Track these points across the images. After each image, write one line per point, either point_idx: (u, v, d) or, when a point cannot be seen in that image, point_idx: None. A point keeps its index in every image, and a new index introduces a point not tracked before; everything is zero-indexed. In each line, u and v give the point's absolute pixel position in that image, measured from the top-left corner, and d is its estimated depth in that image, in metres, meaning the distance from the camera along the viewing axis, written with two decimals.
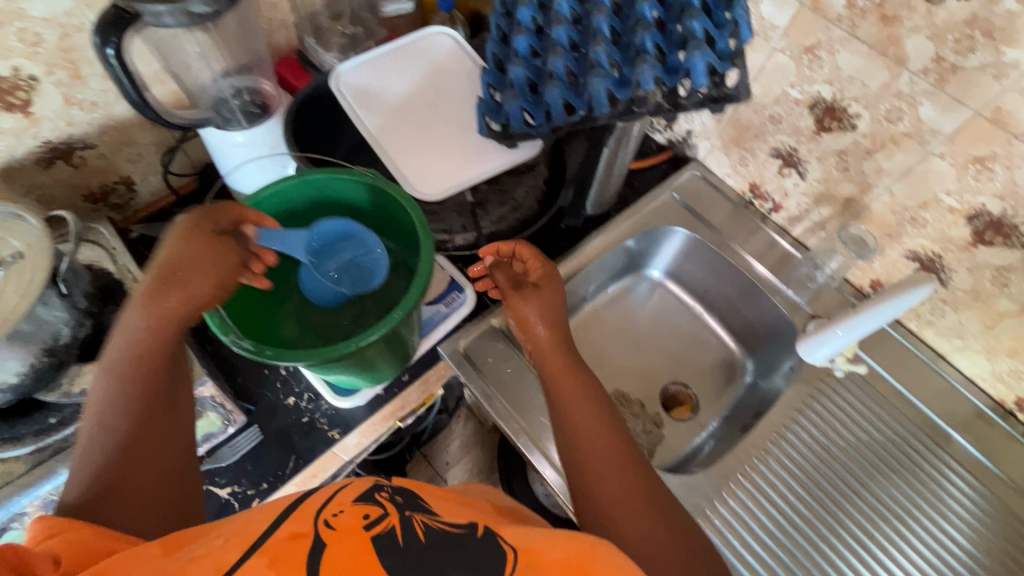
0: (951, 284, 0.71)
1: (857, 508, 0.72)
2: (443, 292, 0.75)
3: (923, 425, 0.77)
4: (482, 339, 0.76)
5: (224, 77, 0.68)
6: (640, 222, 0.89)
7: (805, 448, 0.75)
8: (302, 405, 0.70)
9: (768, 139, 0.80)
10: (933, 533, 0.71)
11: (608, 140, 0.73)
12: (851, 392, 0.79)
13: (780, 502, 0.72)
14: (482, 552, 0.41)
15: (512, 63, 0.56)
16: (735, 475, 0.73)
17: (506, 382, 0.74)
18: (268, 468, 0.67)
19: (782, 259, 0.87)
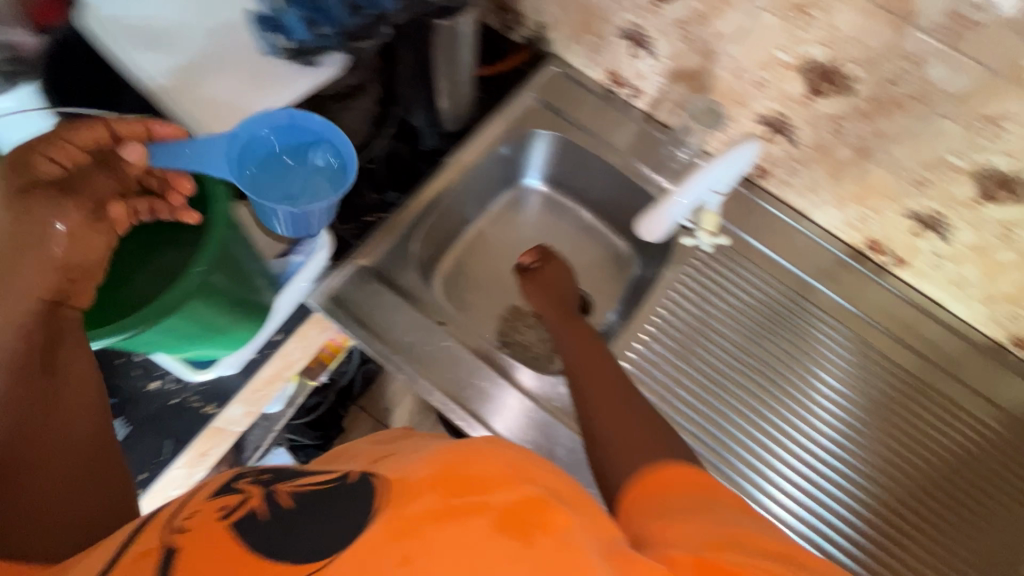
0: (797, 141, 0.80)
1: (727, 358, 0.85)
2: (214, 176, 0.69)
3: (782, 290, 0.88)
4: (350, 286, 0.78)
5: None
6: (512, 128, 0.91)
7: (683, 313, 0.87)
8: (168, 387, 0.66)
9: (614, 19, 0.81)
10: (792, 366, 0.85)
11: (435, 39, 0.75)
12: (712, 271, 0.89)
13: (665, 364, 0.85)
14: (354, 508, 0.37)
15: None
16: (628, 342, 0.85)
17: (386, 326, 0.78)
18: (142, 457, 0.63)
19: (648, 142, 0.92)
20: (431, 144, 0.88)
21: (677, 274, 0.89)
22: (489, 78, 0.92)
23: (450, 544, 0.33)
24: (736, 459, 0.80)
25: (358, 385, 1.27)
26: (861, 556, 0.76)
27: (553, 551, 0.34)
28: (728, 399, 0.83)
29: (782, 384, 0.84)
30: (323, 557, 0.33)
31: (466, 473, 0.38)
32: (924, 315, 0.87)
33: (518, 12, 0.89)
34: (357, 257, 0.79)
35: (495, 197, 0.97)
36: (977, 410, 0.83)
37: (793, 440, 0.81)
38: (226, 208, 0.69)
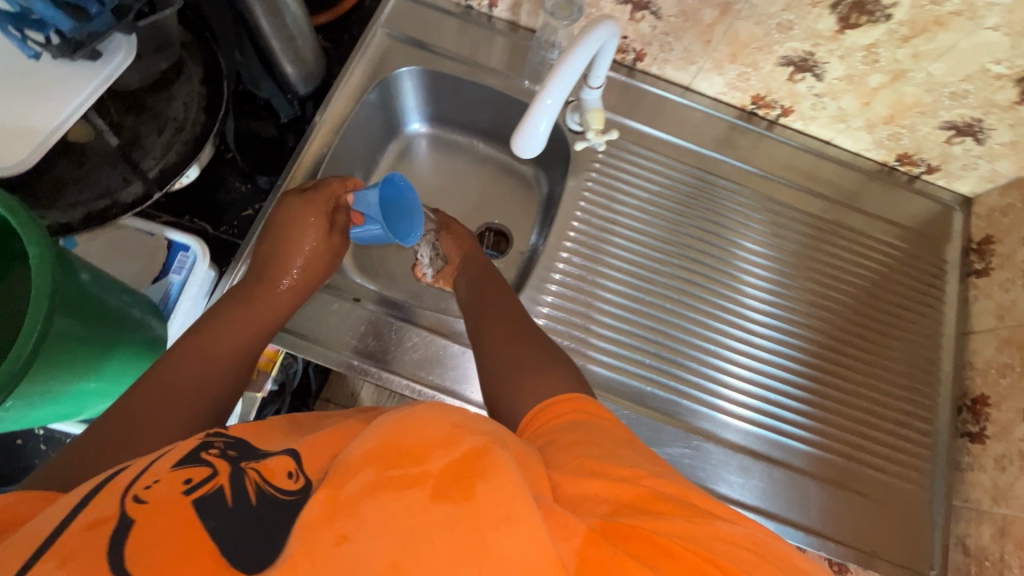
0: (826, 76, 0.70)
1: (648, 246, 0.77)
2: (165, 261, 0.60)
3: (826, 201, 0.80)
4: (351, 330, 0.67)
5: None
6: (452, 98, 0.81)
7: (594, 202, 0.78)
8: None
9: None
10: (719, 249, 0.77)
11: (363, 48, 0.77)
12: (747, 192, 0.79)
13: (578, 260, 0.75)
14: (508, 467, 0.34)
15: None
16: (546, 262, 0.75)
17: (404, 356, 0.67)
18: None
19: (656, 106, 0.80)
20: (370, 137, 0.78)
21: (696, 183, 0.79)
22: (464, 76, 0.79)
23: (648, 546, 0.34)
24: (761, 342, 0.74)
25: (316, 380, 1.29)
26: (817, 429, 0.70)
27: (731, 543, 0.35)
28: (764, 296, 0.76)
29: (713, 269, 0.76)
30: (509, 531, 0.31)
31: (610, 467, 0.40)
32: (948, 210, 0.81)
33: None
34: (362, 305, 0.68)
35: (493, 207, 0.88)
36: (952, 334, 0.76)
37: (724, 321, 0.74)
38: (168, 287, 0.60)
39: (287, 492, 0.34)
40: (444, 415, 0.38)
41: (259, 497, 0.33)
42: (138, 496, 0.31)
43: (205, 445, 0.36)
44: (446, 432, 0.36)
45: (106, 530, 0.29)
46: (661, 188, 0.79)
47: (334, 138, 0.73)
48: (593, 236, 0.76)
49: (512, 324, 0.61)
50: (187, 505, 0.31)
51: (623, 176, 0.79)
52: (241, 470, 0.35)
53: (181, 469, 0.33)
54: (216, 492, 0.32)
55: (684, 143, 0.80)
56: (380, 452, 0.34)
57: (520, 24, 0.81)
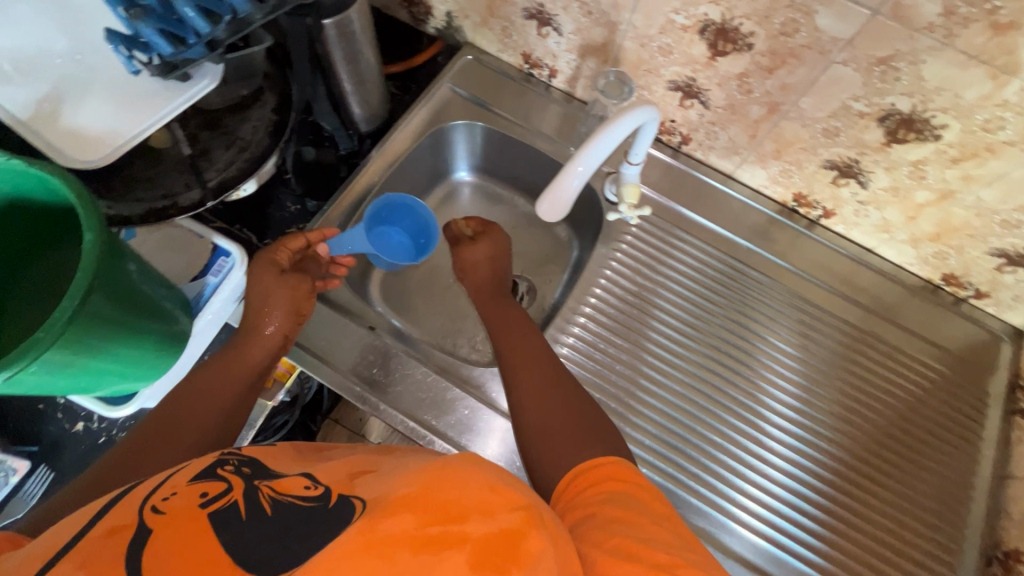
0: (870, 185, 0.69)
1: (674, 329, 0.76)
2: (206, 263, 0.65)
3: (863, 310, 0.77)
4: (366, 354, 0.69)
5: None
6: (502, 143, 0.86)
7: (624, 278, 0.78)
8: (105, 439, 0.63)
9: (662, 72, 0.72)
10: (746, 344, 0.75)
11: (421, 97, 0.83)
12: (784, 290, 0.78)
13: (600, 331, 0.75)
14: (546, 551, 0.36)
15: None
16: (563, 329, 0.75)
17: (403, 394, 0.68)
18: None
19: (697, 189, 0.81)
20: (406, 169, 0.83)
21: (732, 274, 0.79)
22: (515, 135, 0.84)
23: None
24: (779, 447, 0.70)
25: (328, 399, 1.31)
26: (829, 554, 0.65)
27: None
28: (789, 399, 0.72)
29: (738, 363, 0.74)
30: None
31: (649, 552, 0.39)
32: (996, 340, 0.76)
33: (551, 68, 0.82)
34: (377, 334, 0.70)
35: (521, 258, 0.90)
36: (988, 475, 0.70)
37: (745, 420, 0.71)
38: (203, 286, 0.64)
39: (303, 499, 0.39)
40: (494, 475, 0.39)
41: (273, 508, 0.37)
42: (157, 506, 0.36)
43: (220, 462, 0.41)
44: (485, 492, 0.37)
45: (123, 537, 0.33)
46: (693, 270, 0.79)
47: (388, 172, 0.79)
48: (618, 307, 0.76)
49: (541, 373, 0.60)
50: (199, 515, 0.35)
51: (658, 253, 0.79)
52: (255, 487, 0.39)
53: (199, 484, 0.38)
54: (228, 505, 0.36)
55: (720, 230, 0.80)
56: (422, 504, 0.36)
57: (576, 95, 0.85)
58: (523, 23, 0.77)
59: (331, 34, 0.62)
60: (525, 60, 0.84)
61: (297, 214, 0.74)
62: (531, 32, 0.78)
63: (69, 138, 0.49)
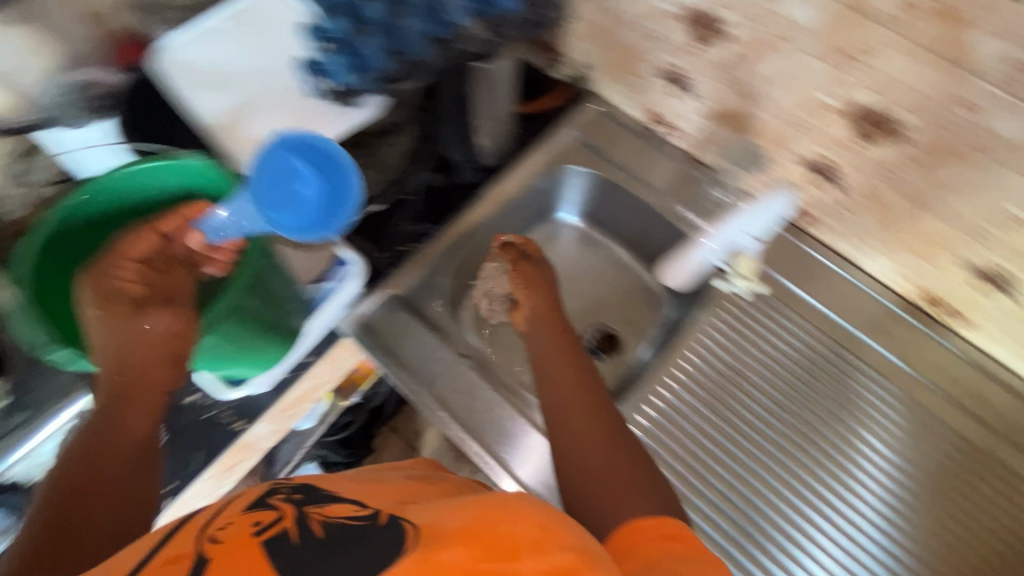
0: (1018, 297, 0.64)
1: (770, 410, 0.72)
2: (324, 267, 0.68)
3: (985, 429, 0.70)
4: (438, 363, 0.73)
5: (60, 73, 0.66)
6: (609, 191, 0.87)
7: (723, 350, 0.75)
8: (204, 403, 0.68)
9: (794, 147, 0.70)
10: (843, 440, 0.71)
11: (541, 140, 0.86)
12: (892, 389, 0.73)
13: (691, 402, 0.72)
14: None
15: (362, 38, 0.53)
16: (649, 394, 0.73)
17: (466, 409, 0.71)
18: (174, 466, 0.66)
19: (812, 269, 0.77)
20: (515, 205, 0.85)
21: (834, 360, 0.74)
22: (626, 186, 0.85)
23: None
24: (866, 556, 0.66)
25: (390, 406, 1.34)
26: None
27: None
28: (881, 508, 0.68)
29: (829, 458, 0.70)
30: None
31: None
32: None
33: (674, 126, 0.83)
34: (467, 363, 0.74)
35: (610, 306, 0.90)
36: None
37: (828, 519, 0.67)
38: (320, 289, 0.68)
39: (349, 520, 0.42)
40: (540, 513, 0.44)
41: (325, 530, 0.40)
42: (213, 537, 0.39)
43: (271, 492, 0.44)
44: (535, 529, 0.42)
45: (178, 566, 0.38)
46: (798, 352, 0.75)
47: (500, 208, 0.82)
48: (713, 377, 0.74)
49: (588, 412, 0.60)
50: (254, 543, 0.38)
51: (762, 328, 0.76)
52: (304, 514, 0.41)
53: (253, 513, 0.41)
54: (281, 532, 0.39)
55: (832, 315, 0.76)
56: (475, 535, 0.41)
57: (696, 156, 0.84)
58: (657, 81, 0.78)
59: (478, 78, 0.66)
60: (648, 116, 0.85)
61: (409, 232, 0.78)
62: (663, 91, 0.79)
63: (247, 145, 0.56)
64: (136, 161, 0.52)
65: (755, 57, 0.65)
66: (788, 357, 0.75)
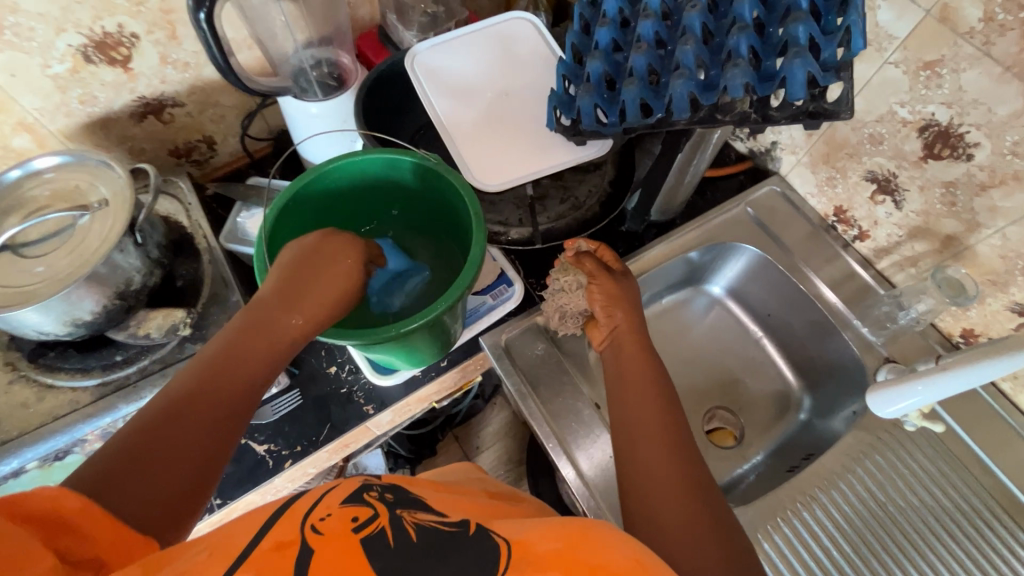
0: None
1: (920, 572, 0.64)
2: (490, 283, 0.72)
3: None
4: (549, 362, 0.73)
5: (304, 48, 0.71)
6: (769, 276, 0.84)
7: (871, 490, 0.69)
8: (343, 376, 0.72)
9: (1011, 290, 0.65)
10: None
11: (715, 210, 0.85)
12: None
13: (827, 542, 0.66)
14: None
15: (624, 85, 0.51)
16: (776, 515, 0.68)
17: (558, 405, 0.71)
18: (304, 432, 0.69)
19: (988, 421, 0.70)
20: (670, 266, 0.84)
21: (995, 525, 0.66)
22: (792, 276, 0.81)
23: None
24: None
25: (464, 415, 1.35)
26: None
27: None
28: None
29: None
30: None
31: None
32: None
33: (862, 229, 0.79)
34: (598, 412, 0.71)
35: (736, 390, 0.86)
36: None
37: None
38: (480, 303, 0.72)
39: (444, 530, 0.39)
40: (632, 546, 0.38)
41: (418, 534, 0.38)
42: (315, 526, 0.37)
43: (365, 488, 0.42)
44: (630, 563, 0.36)
45: (289, 554, 0.35)
46: (958, 513, 0.67)
47: (663, 262, 0.82)
48: (854, 516, 0.67)
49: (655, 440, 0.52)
50: (351, 540, 0.37)
51: (918, 471, 0.69)
52: (398, 514, 0.40)
53: (349, 507, 0.39)
54: (378, 532, 0.37)
55: (1005, 480, 0.68)
56: (569, 563, 0.36)
57: (875, 265, 0.80)
58: (859, 181, 0.75)
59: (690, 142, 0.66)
60: (835, 213, 0.81)
61: None
62: (862, 192, 0.76)
63: (477, 154, 0.62)
64: (354, 153, 0.56)
65: (997, 187, 0.61)
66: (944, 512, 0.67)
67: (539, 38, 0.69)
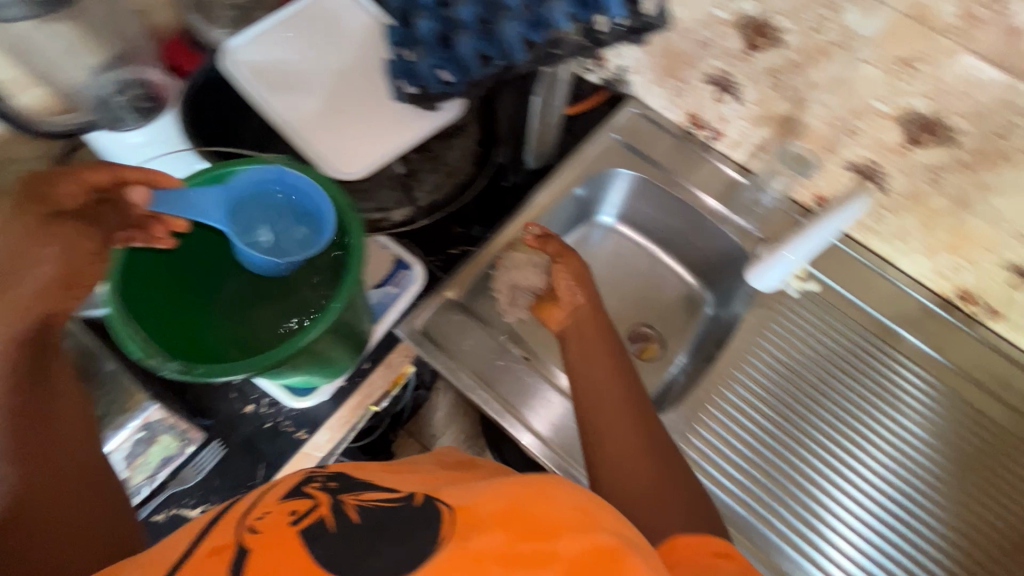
0: None
1: (825, 411, 0.75)
2: (388, 273, 0.72)
3: (1016, 416, 0.74)
4: (476, 338, 0.73)
5: (102, 73, 0.61)
6: (651, 193, 0.88)
7: (777, 356, 0.77)
8: (263, 411, 0.67)
9: (843, 152, 0.73)
10: (891, 437, 0.73)
11: (588, 142, 0.87)
12: (927, 375, 0.76)
13: (750, 412, 0.74)
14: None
15: (457, 38, 0.50)
16: (706, 406, 0.74)
17: (496, 378, 0.72)
18: (238, 481, 0.64)
19: (850, 266, 0.81)
20: (561, 207, 0.86)
21: (871, 347, 0.77)
22: (669, 189, 0.86)
23: None
24: (913, 533, 0.69)
25: (411, 409, 1.33)
26: None
27: None
28: (921, 497, 0.71)
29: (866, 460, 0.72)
30: None
31: None
32: None
33: (717, 130, 0.83)
34: (531, 365, 0.72)
35: (647, 304, 0.92)
36: None
37: (873, 514, 0.70)
38: (381, 296, 0.71)
39: (383, 502, 0.40)
40: (576, 494, 0.41)
41: (360, 514, 0.38)
42: (252, 526, 0.37)
43: (307, 481, 0.42)
44: (574, 512, 0.39)
45: (223, 557, 0.35)
46: (846, 353, 0.77)
47: (554, 205, 0.83)
48: (766, 381, 0.75)
49: (617, 408, 0.59)
50: (290, 533, 0.36)
51: (809, 329, 0.78)
52: (339, 500, 0.39)
53: (289, 501, 0.39)
54: (317, 521, 0.37)
55: (875, 313, 0.78)
56: (514, 517, 0.38)
57: (735, 160, 0.86)
58: (702, 86, 0.80)
59: None
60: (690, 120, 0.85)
61: (461, 236, 0.77)
62: (707, 96, 0.81)
63: (329, 144, 0.59)
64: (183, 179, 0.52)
65: (810, 64, 0.71)
66: (833, 352, 0.77)
67: (359, 7, 0.65)
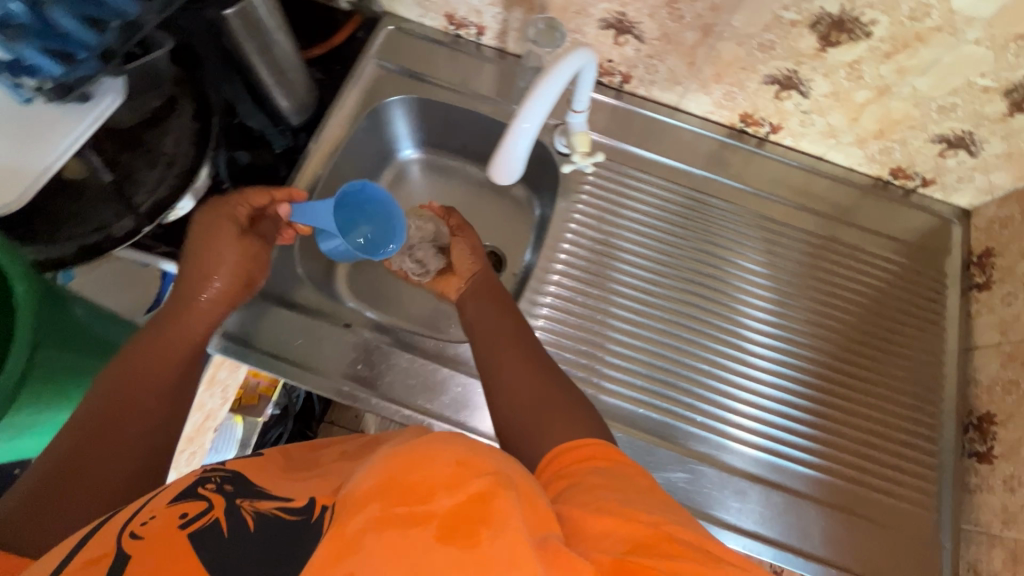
0: (812, 94, 0.70)
1: (661, 270, 0.76)
2: None
3: (821, 217, 0.79)
4: (344, 348, 0.69)
5: None
6: (440, 110, 0.83)
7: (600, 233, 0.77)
8: None
9: (591, 12, 0.70)
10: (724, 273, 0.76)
11: (349, 73, 0.80)
12: (741, 209, 0.79)
13: (588, 294, 0.74)
14: (515, 510, 0.34)
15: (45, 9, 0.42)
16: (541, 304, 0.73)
17: (375, 375, 0.69)
18: None
19: (643, 126, 0.81)
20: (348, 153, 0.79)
21: (687, 201, 0.79)
22: (455, 103, 0.81)
23: None
24: (760, 358, 0.72)
25: (320, 402, 1.29)
26: (823, 464, 0.68)
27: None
28: (766, 318, 0.74)
29: (704, 301, 0.75)
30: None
31: (626, 511, 0.39)
32: (947, 224, 0.80)
33: (478, 24, 0.79)
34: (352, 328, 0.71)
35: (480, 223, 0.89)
36: (955, 350, 0.75)
37: (728, 350, 0.73)
38: None
39: (288, 514, 0.37)
40: (454, 446, 0.38)
41: (257, 523, 0.36)
42: (137, 532, 0.35)
43: (201, 481, 0.39)
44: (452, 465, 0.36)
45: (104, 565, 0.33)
46: (670, 211, 0.79)
47: (337, 153, 0.77)
48: (587, 258, 0.76)
49: (512, 344, 0.61)
50: (181, 537, 0.35)
51: (625, 198, 0.79)
52: (236, 504, 0.38)
53: (179, 504, 0.37)
54: (211, 524, 0.36)
55: (674, 163, 0.80)
56: (387, 487, 0.34)
57: (508, 51, 0.82)
58: None
59: (234, 26, 0.57)
60: (449, 22, 0.81)
61: None
62: None
63: None
64: None
65: None
66: (652, 213, 0.78)
67: None
